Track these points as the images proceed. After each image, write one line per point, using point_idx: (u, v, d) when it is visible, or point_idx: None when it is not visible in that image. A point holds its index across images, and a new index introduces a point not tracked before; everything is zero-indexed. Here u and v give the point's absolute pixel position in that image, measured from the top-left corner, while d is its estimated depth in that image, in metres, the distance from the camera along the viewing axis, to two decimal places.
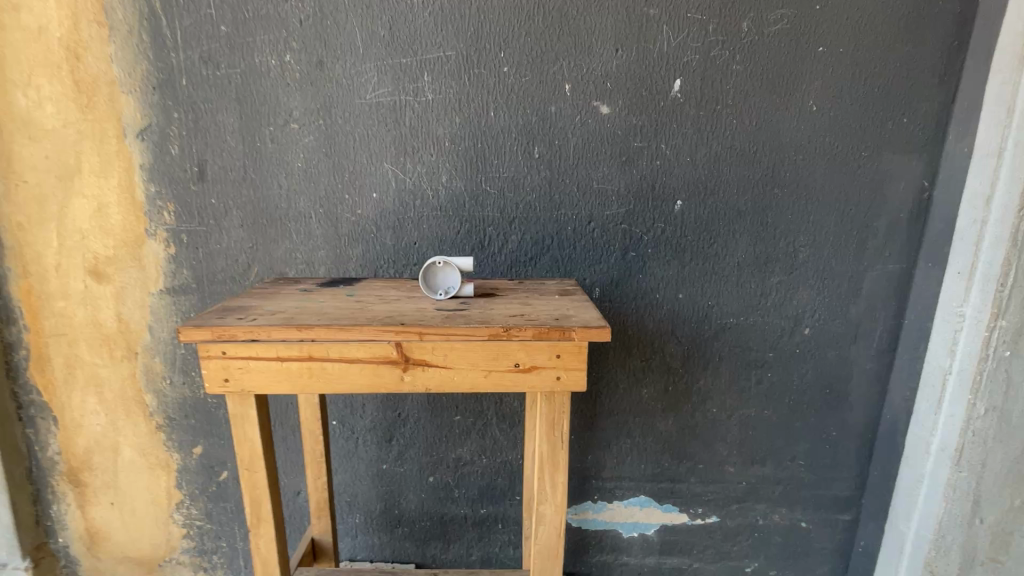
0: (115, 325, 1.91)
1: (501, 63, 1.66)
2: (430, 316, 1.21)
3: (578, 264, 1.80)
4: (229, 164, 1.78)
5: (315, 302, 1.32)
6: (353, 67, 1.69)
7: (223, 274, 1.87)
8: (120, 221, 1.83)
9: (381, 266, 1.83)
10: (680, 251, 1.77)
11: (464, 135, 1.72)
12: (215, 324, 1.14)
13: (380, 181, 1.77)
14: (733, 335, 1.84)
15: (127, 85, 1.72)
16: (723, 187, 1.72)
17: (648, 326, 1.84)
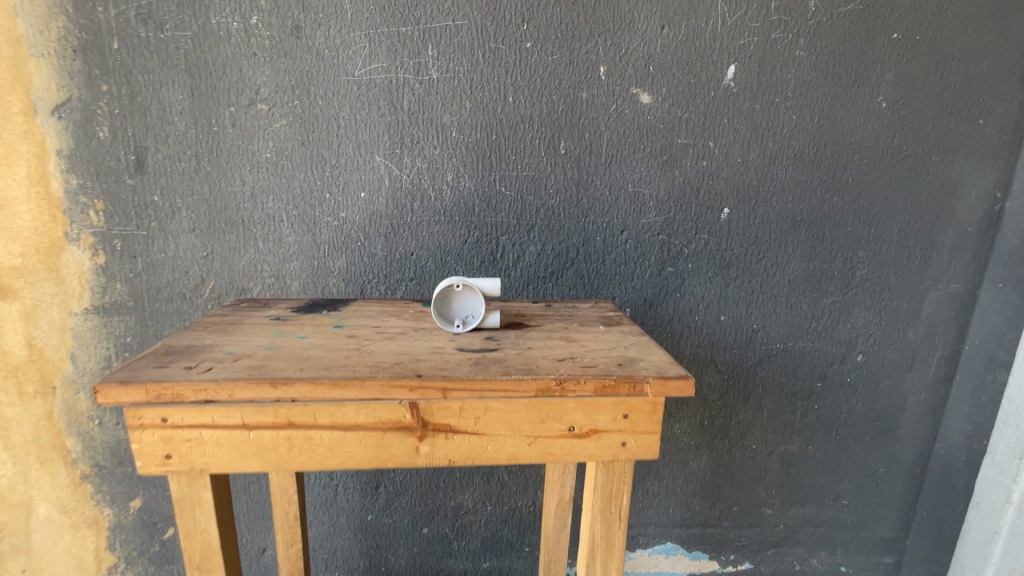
0: (25, 353, 1.51)
1: (524, 38, 1.38)
2: (453, 362, 0.90)
3: (607, 280, 1.52)
4: (174, 152, 1.41)
5: (295, 339, 1.00)
6: (338, 35, 1.35)
7: (168, 290, 1.50)
8: (31, 222, 1.43)
9: (370, 281, 1.51)
10: (724, 266, 1.52)
11: (475, 124, 1.42)
12: (152, 378, 0.80)
13: (370, 178, 1.44)
14: (780, 363, 1.60)
15: (38, 47, 1.33)
16: (776, 193, 1.48)
17: (684, 353, 1.58)
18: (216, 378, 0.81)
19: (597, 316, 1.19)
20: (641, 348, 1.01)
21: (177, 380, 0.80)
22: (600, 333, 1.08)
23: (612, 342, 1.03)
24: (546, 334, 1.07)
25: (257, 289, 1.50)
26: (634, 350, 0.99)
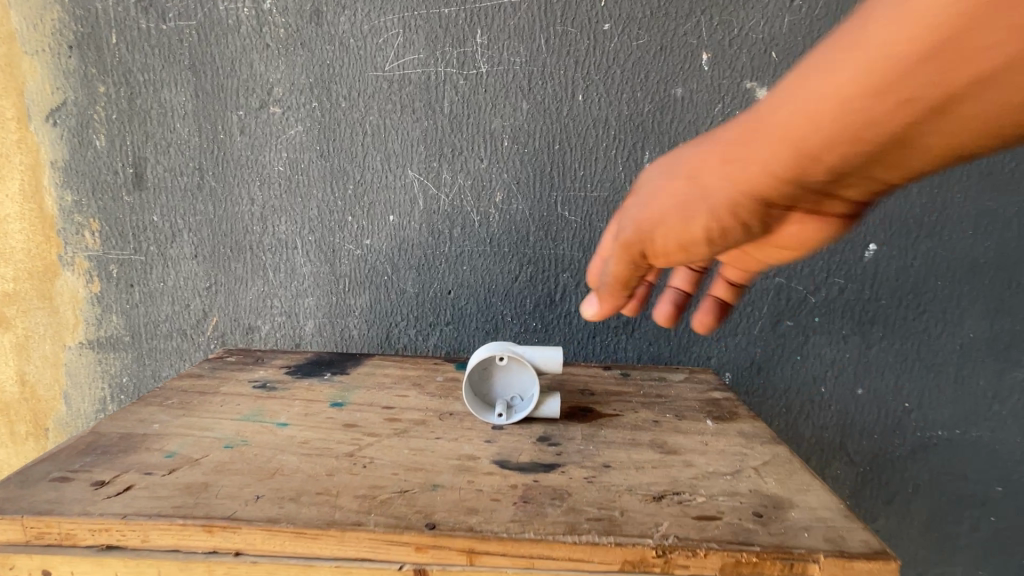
0: (16, 391, 1.32)
1: (601, 18, 1.06)
2: (488, 495, 0.58)
3: (700, 335, 1.15)
4: (176, 164, 1.18)
5: (272, 427, 0.71)
6: (366, 20, 1.09)
7: (167, 325, 1.27)
8: (23, 243, 1.23)
9: (398, 323, 1.23)
10: (865, 322, 1.12)
11: (533, 131, 1.11)
12: (34, 506, 0.53)
13: (400, 198, 1.16)
14: (941, 456, 1.16)
15: (33, 44, 1.14)
16: (947, 224, 1.07)
17: (804, 436, 1.18)
18: (125, 511, 0.53)
19: (698, 402, 0.83)
20: (783, 476, 0.64)
21: (66, 513, 0.52)
22: (710, 439, 0.73)
23: (734, 459, 0.68)
24: (628, 436, 0.72)
25: (266, 328, 1.25)
26: (772, 481, 0.63)
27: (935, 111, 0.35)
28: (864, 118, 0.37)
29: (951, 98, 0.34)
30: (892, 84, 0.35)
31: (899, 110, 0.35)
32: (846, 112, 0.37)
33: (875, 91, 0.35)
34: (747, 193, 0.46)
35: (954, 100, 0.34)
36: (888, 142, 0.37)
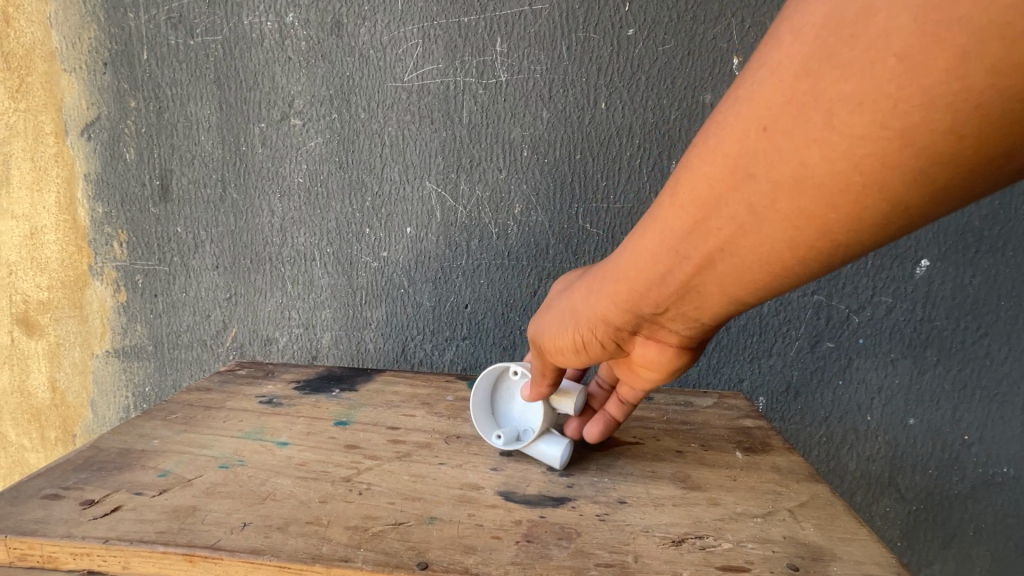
0: (48, 396, 1.36)
1: (624, 23, 1.02)
2: (488, 532, 0.54)
3: (731, 356, 1.07)
4: (200, 176, 1.19)
5: (271, 446, 0.68)
6: (386, 30, 1.08)
7: (190, 335, 1.27)
8: (57, 254, 1.26)
9: (414, 337, 1.20)
10: (917, 345, 1.02)
11: (555, 140, 1.07)
12: (20, 525, 0.52)
13: (418, 210, 1.14)
14: (1008, 497, 1.04)
15: (69, 61, 1.16)
16: (1011, 239, 0.97)
17: (846, 469, 1.08)
18: (107, 535, 0.51)
19: (728, 430, 0.76)
20: (823, 521, 0.57)
21: (48, 535, 0.51)
22: (739, 474, 0.66)
23: (766, 499, 0.61)
24: (647, 468, 0.67)
25: (283, 340, 1.24)
26: (810, 527, 0.56)
27: (768, 202, 0.40)
28: (731, 215, 0.42)
29: (775, 194, 0.39)
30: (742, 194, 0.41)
31: (752, 207, 0.41)
32: (701, 220, 0.44)
33: (730, 199, 0.42)
34: (630, 309, 0.54)
35: (772, 193, 0.39)
36: (794, 204, 0.39)
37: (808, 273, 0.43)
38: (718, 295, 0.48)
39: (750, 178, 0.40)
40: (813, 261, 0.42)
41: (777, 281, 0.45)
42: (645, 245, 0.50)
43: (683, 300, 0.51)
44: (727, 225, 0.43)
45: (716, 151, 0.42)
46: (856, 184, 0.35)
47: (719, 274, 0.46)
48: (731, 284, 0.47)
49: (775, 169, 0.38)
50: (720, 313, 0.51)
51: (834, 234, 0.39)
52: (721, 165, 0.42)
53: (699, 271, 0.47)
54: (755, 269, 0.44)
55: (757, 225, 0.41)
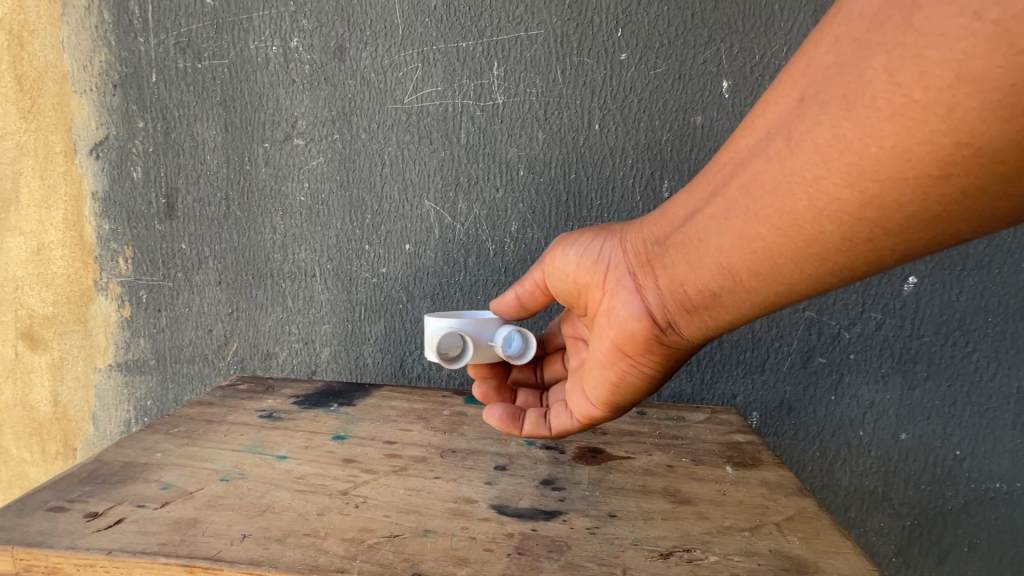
0: (50, 410, 1.37)
1: (617, 48, 1.05)
2: (481, 544, 0.55)
3: (725, 371, 1.08)
4: (205, 194, 1.22)
5: (271, 459, 0.70)
6: (387, 54, 1.12)
7: (191, 349, 1.29)
8: (62, 269, 1.29)
9: (412, 352, 1.22)
10: (907, 361, 1.04)
11: (550, 160, 1.10)
12: (27, 536, 0.54)
13: (417, 227, 1.17)
14: (1001, 512, 1.05)
15: (80, 83, 1.20)
16: (996, 257, 1.00)
17: (840, 484, 1.08)
18: (111, 547, 0.53)
19: (718, 445, 0.78)
20: (808, 534, 0.59)
21: (54, 546, 0.53)
22: (728, 488, 0.67)
23: (754, 513, 0.62)
24: (638, 482, 0.68)
25: (284, 354, 1.26)
26: (796, 541, 0.58)
27: (807, 133, 0.47)
28: (767, 148, 0.51)
29: (818, 123, 0.46)
30: (789, 121, 0.49)
31: (792, 138, 0.49)
32: (742, 155, 0.54)
33: (778, 128, 0.50)
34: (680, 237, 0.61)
35: (815, 121, 0.47)
36: (844, 124, 0.45)
37: (809, 235, 0.50)
38: (716, 244, 0.56)
39: (803, 106, 0.48)
40: (819, 211, 0.48)
41: (777, 233, 0.52)
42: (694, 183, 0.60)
43: (691, 245, 0.59)
44: (758, 161, 0.52)
45: (787, 86, 0.51)
46: (898, 111, 0.42)
47: (730, 215, 0.55)
48: (736, 231, 0.54)
49: (827, 94, 0.46)
50: (710, 277, 0.58)
51: (857, 175, 0.45)
52: (786, 99, 0.50)
53: (719, 208, 0.56)
54: (764, 213, 0.52)
55: (789, 156, 0.49)
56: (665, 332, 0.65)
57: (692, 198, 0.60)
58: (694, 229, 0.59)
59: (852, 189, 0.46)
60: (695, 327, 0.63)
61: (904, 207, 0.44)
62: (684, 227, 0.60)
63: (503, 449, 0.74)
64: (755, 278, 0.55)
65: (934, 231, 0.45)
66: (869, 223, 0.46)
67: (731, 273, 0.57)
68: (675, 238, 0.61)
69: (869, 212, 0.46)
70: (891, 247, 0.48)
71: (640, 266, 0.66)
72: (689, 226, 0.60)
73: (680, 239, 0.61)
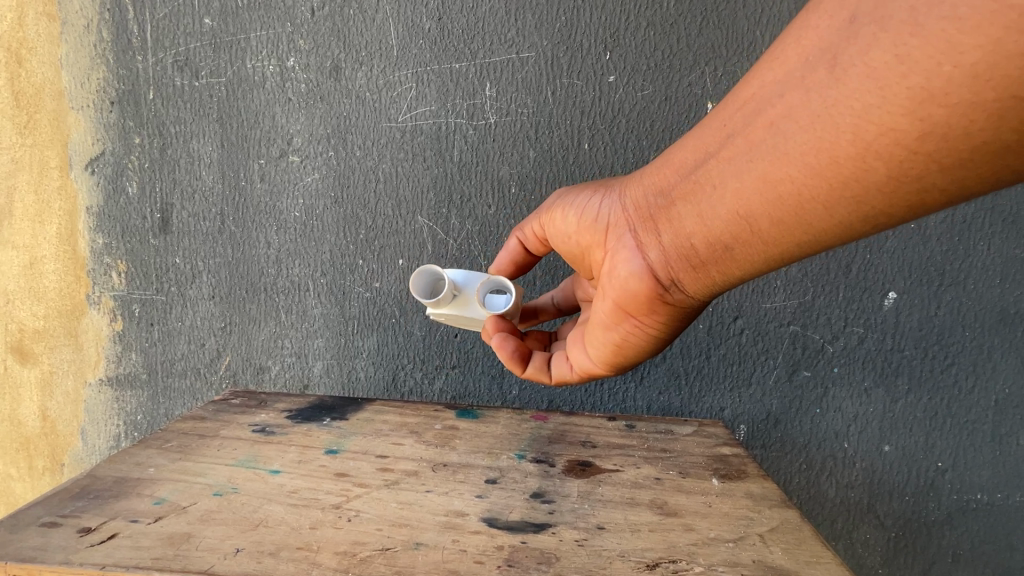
0: (38, 425, 1.36)
1: (605, 70, 1.09)
2: (471, 557, 0.57)
3: (713, 385, 1.10)
4: (200, 209, 1.23)
5: (265, 474, 0.70)
6: (382, 75, 1.14)
7: (183, 364, 1.29)
8: (55, 283, 1.29)
9: (404, 366, 1.22)
10: (889, 374, 1.06)
11: (541, 177, 1.13)
12: (20, 552, 0.56)
13: (410, 242, 1.18)
14: (982, 523, 1.08)
15: (78, 99, 1.21)
16: (971, 273, 1.04)
17: (827, 496, 1.10)
18: (105, 561, 0.55)
19: (705, 458, 0.79)
20: (790, 545, 0.61)
21: (48, 561, 0.55)
22: (715, 500, 0.69)
23: (738, 524, 0.64)
24: (626, 494, 0.69)
25: (276, 368, 1.26)
26: (779, 552, 0.60)
27: (858, 56, 0.44)
28: (799, 78, 0.49)
29: (874, 43, 0.43)
30: (830, 44, 0.46)
31: (836, 65, 0.46)
32: (763, 89, 0.52)
33: (820, 55, 0.47)
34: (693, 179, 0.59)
35: (869, 43, 0.43)
36: (900, 43, 0.42)
37: (846, 175, 0.48)
38: (735, 190, 0.55)
39: (854, 26, 0.45)
40: (861, 147, 0.46)
41: (809, 173, 0.49)
42: (709, 122, 0.58)
43: (703, 194, 0.58)
44: (790, 94, 0.49)
45: (831, 4, 0.47)
46: (988, 20, 0.37)
47: (754, 156, 0.52)
48: (758, 175, 0.53)
49: (885, 10, 0.42)
50: (724, 227, 0.57)
51: (918, 102, 0.42)
52: (830, 19, 0.47)
53: (740, 148, 0.54)
54: (795, 152, 0.50)
55: (826, 87, 0.47)
56: (669, 290, 0.65)
57: (700, 139, 0.58)
58: (706, 174, 0.57)
59: (911, 116, 0.42)
60: (701, 282, 0.63)
61: (965, 137, 0.41)
62: (695, 173, 0.59)
63: (494, 462, 0.75)
64: (774, 226, 0.54)
65: (994, 167, 0.42)
66: (924, 157, 0.43)
67: (747, 222, 0.56)
68: (685, 186, 0.60)
69: (925, 145, 0.43)
70: (942, 186, 0.45)
71: (645, 221, 0.65)
72: (701, 171, 0.58)
73: (692, 187, 0.59)
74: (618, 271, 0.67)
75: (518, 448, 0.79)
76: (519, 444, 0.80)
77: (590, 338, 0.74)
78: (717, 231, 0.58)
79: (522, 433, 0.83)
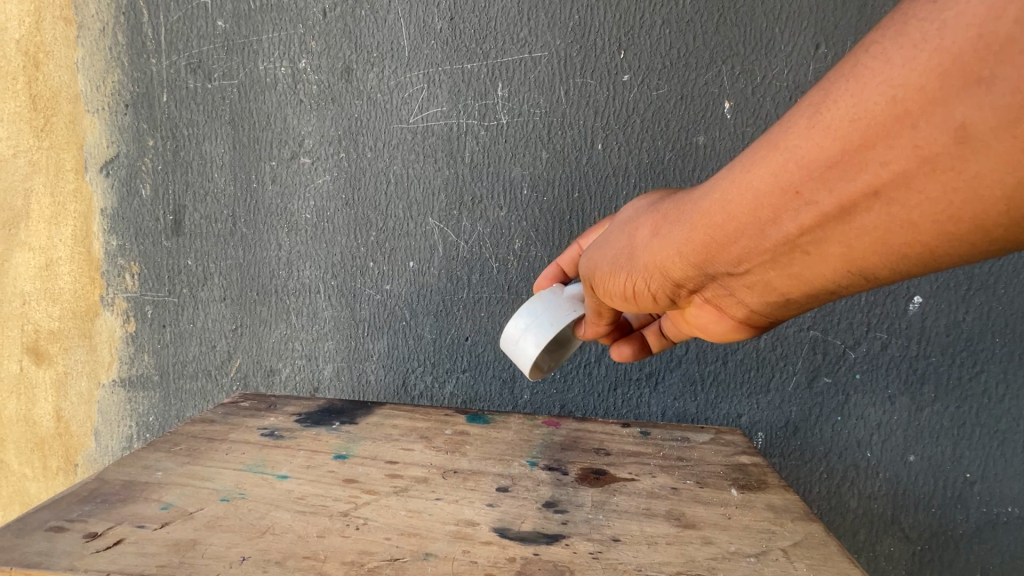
0: (52, 425, 1.37)
1: (619, 69, 1.07)
2: (482, 569, 0.56)
3: (729, 390, 1.07)
4: (212, 211, 1.23)
5: (272, 479, 0.69)
6: (393, 76, 1.13)
7: (194, 365, 1.29)
8: (70, 285, 1.29)
9: (415, 369, 1.21)
10: (914, 382, 1.03)
11: (553, 179, 1.11)
12: (26, 557, 0.55)
13: (421, 245, 1.17)
14: (1013, 537, 1.03)
15: (93, 102, 1.22)
16: (1002, 277, 1.00)
17: (848, 506, 1.06)
18: (109, 568, 0.54)
19: (724, 467, 0.76)
20: (816, 561, 0.58)
21: (53, 566, 0.54)
22: (734, 512, 0.66)
23: (760, 538, 0.62)
24: (643, 505, 0.67)
25: (286, 370, 1.26)
26: (803, 568, 0.58)
27: (1003, 129, 0.37)
28: (917, 148, 0.40)
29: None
30: (958, 112, 0.38)
31: (967, 135, 0.38)
32: (856, 158, 0.43)
33: (937, 120, 0.39)
34: (777, 248, 0.51)
35: (1015, 114, 0.36)
36: None
37: (996, 235, 0.41)
38: (840, 256, 0.49)
39: (985, 91, 0.37)
40: (1017, 216, 0.39)
41: (941, 237, 0.43)
42: (768, 188, 0.49)
43: (793, 261, 0.52)
44: (901, 164, 0.42)
45: (939, 64, 0.38)
46: None
47: (860, 226, 0.46)
48: (870, 242, 0.46)
49: None
50: (830, 281, 0.52)
51: None
52: (946, 83, 0.38)
53: (839, 219, 0.46)
54: (921, 221, 0.43)
55: (957, 160, 0.39)
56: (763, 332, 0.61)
57: (772, 208, 0.49)
58: (796, 243, 0.50)
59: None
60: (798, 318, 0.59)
61: None
62: (772, 242, 0.51)
63: (505, 470, 0.74)
64: (897, 276, 0.49)
65: None
66: None
67: (858, 276, 0.50)
68: (767, 254, 0.53)
69: None
70: None
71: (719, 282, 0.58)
72: (784, 242, 0.51)
73: (772, 255, 0.52)
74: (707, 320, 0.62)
75: (530, 455, 0.77)
76: (531, 450, 0.79)
77: None
78: (822, 284, 0.53)
79: (534, 439, 0.81)
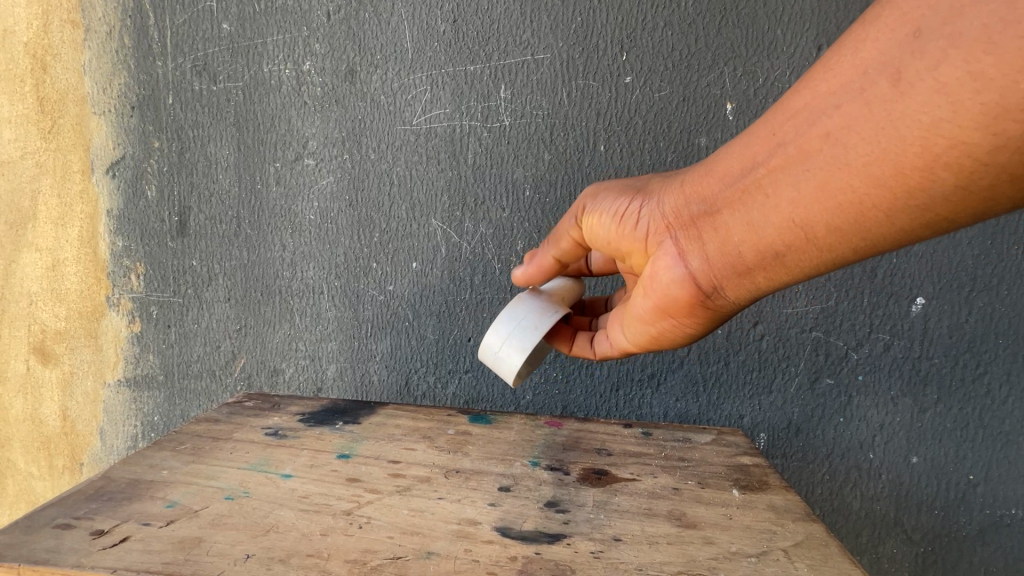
0: (58, 425, 1.38)
1: (621, 70, 1.07)
2: (484, 568, 0.56)
3: (732, 392, 1.07)
4: (216, 212, 1.24)
5: (276, 478, 0.70)
6: (397, 78, 1.14)
7: (200, 365, 1.30)
8: (76, 285, 1.30)
9: (417, 370, 1.22)
10: (916, 383, 1.03)
11: (555, 180, 1.12)
12: (33, 554, 0.56)
13: (424, 246, 1.18)
14: (1017, 539, 1.03)
15: (99, 104, 1.24)
16: (1005, 278, 0.99)
17: (851, 508, 1.06)
18: (115, 565, 0.54)
19: (726, 468, 0.76)
20: (816, 562, 0.58)
21: (60, 564, 0.55)
22: (735, 512, 0.66)
23: (761, 538, 0.62)
24: (644, 505, 0.67)
25: (290, 370, 1.27)
26: (804, 568, 0.58)
27: (926, 71, 0.43)
28: (863, 92, 0.47)
29: (944, 58, 0.42)
30: (895, 57, 0.45)
31: (900, 78, 0.45)
32: (818, 102, 0.50)
33: (881, 67, 0.46)
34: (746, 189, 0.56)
35: (937, 58, 0.42)
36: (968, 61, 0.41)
37: (913, 185, 0.46)
38: (789, 200, 0.53)
39: (919, 42, 0.43)
40: (932, 161, 0.44)
41: (869, 182, 0.48)
42: (755, 130, 0.56)
43: (753, 203, 0.56)
44: (849, 106, 0.48)
45: (891, 19, 0.45)
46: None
47: (809, 167, 0.51)
48: (814, 185, 0.51)
49: (958, 27, 0.41)
50: (777, 235, 0.55)
51: (995, 116, 0.40)
52: (891, 33, 0.45)
53: (796, 158, 0.52)
54: (856, 163, 0.48)
55: (890, 99, 0.45)
56: (710, 296, 0.64)
57: (752, 149, 0.55)
58: (758, 184, 0.55)
59: (981, 131, 0.41)
60: (744, 289, 0.62)
61: None
62: (742, 181, 0.56)
63: (508, 470, 0.74)
64: (833, 234, 0.52)
65: None
66: (999, 167, 0.42)
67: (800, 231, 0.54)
68: (734, 195, 0.57)
69: (1000, 156, 0.42)
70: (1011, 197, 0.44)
71: (686, 228, 0.62)
72: (751, 180, 0.56)
73: (738, 196, 0.57)
74: (658, 274, 0.66)
75: (532, 455, 0.78)
76: (533, 450, 0.79)
77: (636, 342, 0.75)
78: (770, 241, 0.56)
79: (536, 439, 0.82)
